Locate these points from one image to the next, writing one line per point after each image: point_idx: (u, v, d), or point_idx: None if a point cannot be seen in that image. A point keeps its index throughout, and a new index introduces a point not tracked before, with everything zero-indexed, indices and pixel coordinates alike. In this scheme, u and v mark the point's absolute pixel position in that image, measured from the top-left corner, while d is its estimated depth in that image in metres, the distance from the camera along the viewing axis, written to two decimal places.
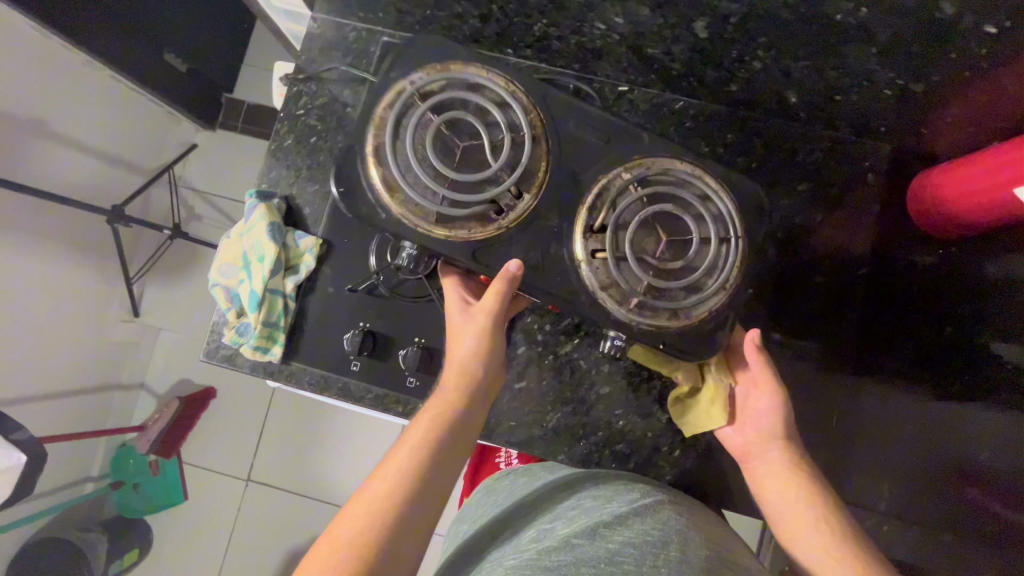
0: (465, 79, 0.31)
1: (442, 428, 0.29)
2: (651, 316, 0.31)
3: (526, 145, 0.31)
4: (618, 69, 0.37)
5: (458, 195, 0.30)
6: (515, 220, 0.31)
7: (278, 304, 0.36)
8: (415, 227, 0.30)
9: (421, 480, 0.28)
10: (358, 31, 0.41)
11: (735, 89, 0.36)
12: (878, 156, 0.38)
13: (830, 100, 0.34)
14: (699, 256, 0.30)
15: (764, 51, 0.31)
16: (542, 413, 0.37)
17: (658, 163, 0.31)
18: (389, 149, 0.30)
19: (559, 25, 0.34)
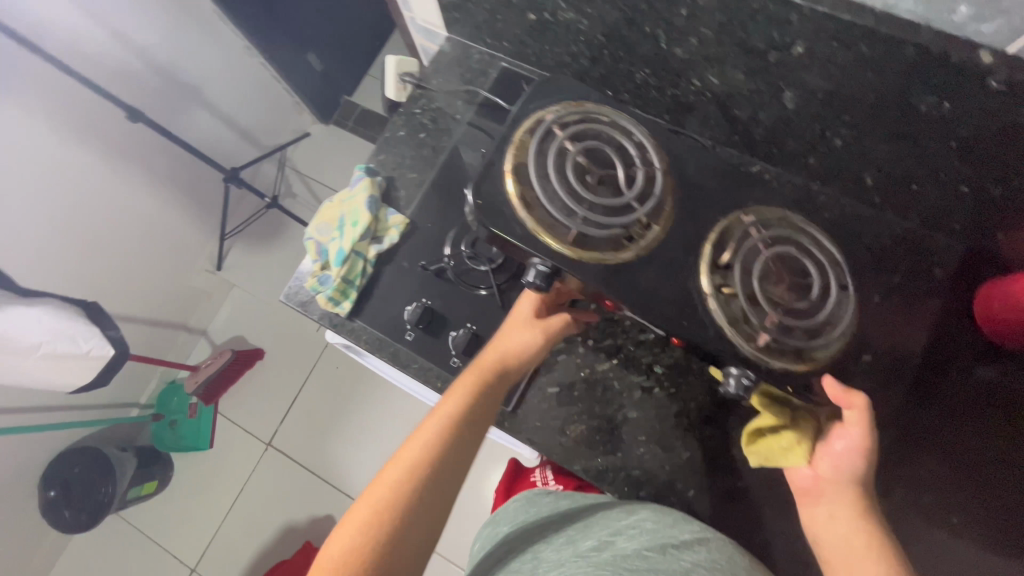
0: (602, 121, 0.34)
1: (472, 403, 0.31)
2: (778, 355, 0.30)
3: (653, 178, 0.33)
4: (705, 125, 0.40)
5: (596, 216, 0.32)
6: (644, 247, 0.32)
7: (358, 265, 0.41)
8: (549, 244, 0.31)
9: (451, 448, 0.30)
10: (482, 54, 0.47)
11: (813, 162, 0.38)
12: (948, 254, 0.37)
13: (905, 188, 0.36)
14: (821, 302, 0.32)
15: (845, 129, 0.34)
16: (567, 421, 0.39)
17: (775, 214, 0.34)
18: (533, 171, 0.32)
19: (659, 76, 0.38)
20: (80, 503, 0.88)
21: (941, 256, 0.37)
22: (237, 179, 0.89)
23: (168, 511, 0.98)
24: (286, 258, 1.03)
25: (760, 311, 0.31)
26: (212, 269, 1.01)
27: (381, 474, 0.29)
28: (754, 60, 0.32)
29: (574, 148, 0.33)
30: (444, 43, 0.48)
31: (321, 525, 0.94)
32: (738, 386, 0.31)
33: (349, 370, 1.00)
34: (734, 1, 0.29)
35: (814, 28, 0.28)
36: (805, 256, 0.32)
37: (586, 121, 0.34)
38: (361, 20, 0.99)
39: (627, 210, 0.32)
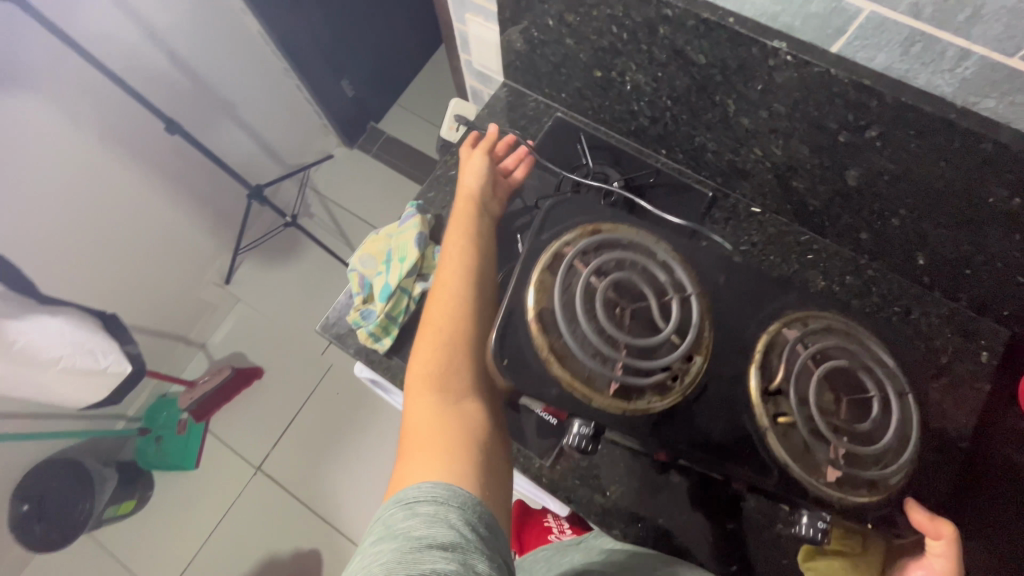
0: (620, 240, 0.32)
1: (471, 263, 0.36)
2: (851, 490, 0.29)
3: (687, 302, 0.31)
4: (758, 191, 0.41)
5: (637, 360, 0.29)
6: (690, 384, 0.30)
7: (402, 301, 0.40)
8: (593, 398, 0.30)
9: (469, 266, 0.36)
10: (537, 102, 0.48)
11: (865, 237, 0.38)
12: (994, 337, 0.39)
13: (958, 271, 0.36)
14: (880, 424, 0.30)
15: (906, 211, 0.34)
16: (607, 482, 0.38)
17: (824, 321, 0.31)
18: (562, 320, 0.30)
19: (719, 142, 0.39)
20: (54, 519, 0.83)
21: (988, 338, 0.39)
22: (261, 196, 0.89)
23: (144, 533, 0.92)
24: (298, 277, 1.02)
25: (824, 444, 0.29)
26: (220, 283, 0.99)
27: (419, 347, 0.32)
28: (822, 137, 0.33)
29: (598, 278, 0.31)
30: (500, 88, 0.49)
31: (305, 560, 0.89)
32: (814, 529, 0.29)
33: (350, 398, 0.97)
34: (816, 81, 0.29)
35: (892, 114, 0.29)
36: (857, 374, 0.30)
37: (605, 241, 0.32)
38: (397, 52, 1.02)
39: (665, 344, 0.30)
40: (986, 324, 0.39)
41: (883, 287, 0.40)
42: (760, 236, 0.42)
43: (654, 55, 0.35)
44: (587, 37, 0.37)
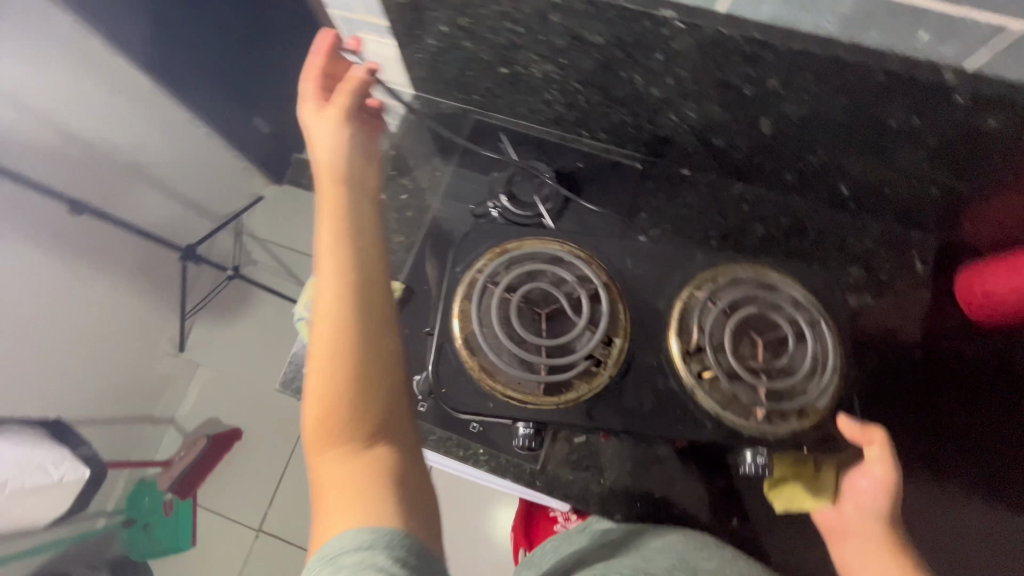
0: (528, 252, 0.34)
1: (355, 255, 0.28)
2: (782, 422, 0.31)
3: (597, 295, 0.33)
4: (684, 154, 0.41)
5: (559, 356, 0.32)
6: (615, 365, 0.33)
7: None
8: (529, 398, 0.32)
9: (351, 260, 0.28)
10: (452, 108, 0.47)
11: (791, 178, 0.40)
12: (924, 246, 0.40)
13: (877, 192, 0.38)
14: (795, 351, 0.32)
15: (820, 147, 0.35)
16: (600, 470, 0.39)
17: (727, 276, 0.34)
18: (483, 341, 0.32)
19: (636, 115, 0.39)
20: None
21: (918, 249, 0.40)
22: (195, 256, 0.84)
23: None
24: (256, 328, 0.98)
25: (747, 387, 0.31)
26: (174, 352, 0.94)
27: (308, 385, 0.26)
28: (729, 94, 0.33)
29: (512, 294, 0.33)
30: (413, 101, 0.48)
31: None
32: (758, 466, 0.31)
33: None
34: (712, 41, 0.30)
35: (787, 62, 0.29)
36: (766, 311, 0.32)
37: (511, 256, 0.34)
38: None
39: (584, 335, 0.32)
40: (916, 237, 0.41)
41: (816, 222, 0.42)
42: (695, 197, 0.43)
43: (553, 44, 0.34)
44: (486, 38, 0.36)
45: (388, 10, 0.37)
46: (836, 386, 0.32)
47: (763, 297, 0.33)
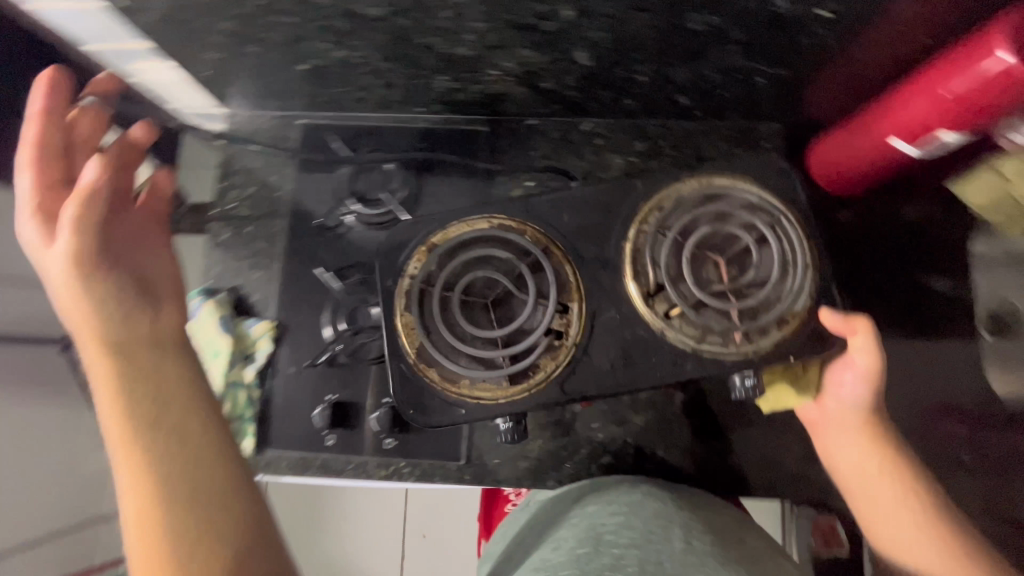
0: (458, 238, 0.33)
1: (148, 397, 0.26)
2: (762, 336, 0.31)
3: (538, 266, 0.33)
4: (522, 106, 0.40)
5: (519, 341, 0.31)
6: (579, 330, 0.32)
7: (242, 395, 0.38)
8: (501, 391, 0.31)
9: (145, 406, 0.26)
10: (273, 117, 0.43)
11: (631, 102, 0.39)
12: (771, 136, 0.42)
13: (715, 96, 0.38)
14: (758, 260, 0.31)
15: (644, 66, 0.34)
16: (523, 444, 0.38)
17: (674, 199, 0.32)
18: (434, 349, 0.31)
19: (458, 79, 0.36)
20: None
21: (767, 139, 0.42)
22: None
23: None
24: None
25: (717, 312, 0.31)
26: None
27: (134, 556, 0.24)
28: (533, 36, 0.31)
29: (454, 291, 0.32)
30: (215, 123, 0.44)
31: None
32: (748, 388, 0.31)
33: None
34: None
35: None
36: (721, 227, 0.31)
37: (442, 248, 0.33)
38: None
39: (538, 310, 0.32)
40: (763, 128, 0.42)
41: (669, 138, 0.42)
42: (547, 145, 0.42)
43: (334, 27, 0.31)
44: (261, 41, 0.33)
45: (140, 31, 0.32)
46: (810, 282, 0.31)
47: (713, 213, 0.31)
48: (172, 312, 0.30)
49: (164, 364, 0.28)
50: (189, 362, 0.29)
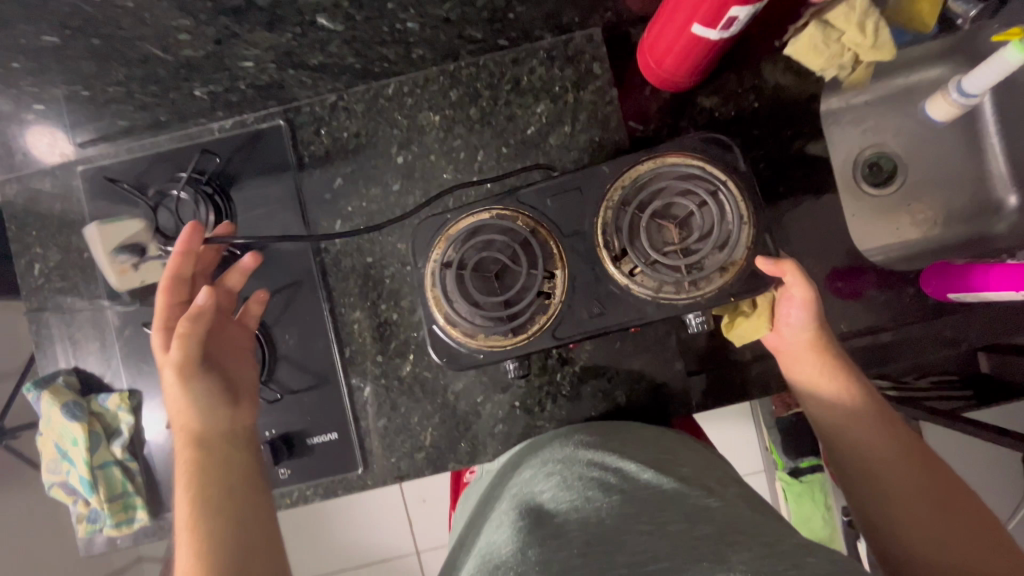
0: (497, 226, 0.69)
1: (211, 531, 0.62)
2: (710, 280, 0.65)
3: (529, 242, 0.69)
4: (431, 55, 0.85)
5: (533, 280, 0.68)
6: (560, 281, 0.70)
7: (123, 468, 0.85)
8: (531, 305, 0.68)
9: (227, 525, 0.62)
10: (306, 111, 0.91)
11: (492, 45, 0.86)
12: (593, 51, 0.87)
13: (526, 35, 0.85)
14: (697, 214, 0.65)
15: (487, 20, 0.78)
16: (526, 326, 0.69)
17: (638, 162, 0.67)
18: (504, 284, 0.69)
19: (385, 50, 0.80)
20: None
21: (589, 49, 0.87)
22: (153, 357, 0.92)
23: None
24: None
25: (664, 256, 0.66)
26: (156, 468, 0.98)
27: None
28: None
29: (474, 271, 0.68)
30: (254, 205, 0.91)
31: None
32: (699, 320, 0.62)
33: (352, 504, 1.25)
34: None
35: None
36: (672, 202, 0.66)
37: (490, 237, 0.69)
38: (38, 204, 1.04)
39: (532, 271, 0.68)
40: (581, 36, 0.88)
41: (513, 53, 0.88)
42: (444, 77, 0.89)
43: (350, 25, 0.70)
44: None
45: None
46: (744, 235, 0.65)
47: (671, 191, 0.66)
48: (242, 456, 0.71)
49: (235, 502, 0.65)
50: (259, 513, 0.66)
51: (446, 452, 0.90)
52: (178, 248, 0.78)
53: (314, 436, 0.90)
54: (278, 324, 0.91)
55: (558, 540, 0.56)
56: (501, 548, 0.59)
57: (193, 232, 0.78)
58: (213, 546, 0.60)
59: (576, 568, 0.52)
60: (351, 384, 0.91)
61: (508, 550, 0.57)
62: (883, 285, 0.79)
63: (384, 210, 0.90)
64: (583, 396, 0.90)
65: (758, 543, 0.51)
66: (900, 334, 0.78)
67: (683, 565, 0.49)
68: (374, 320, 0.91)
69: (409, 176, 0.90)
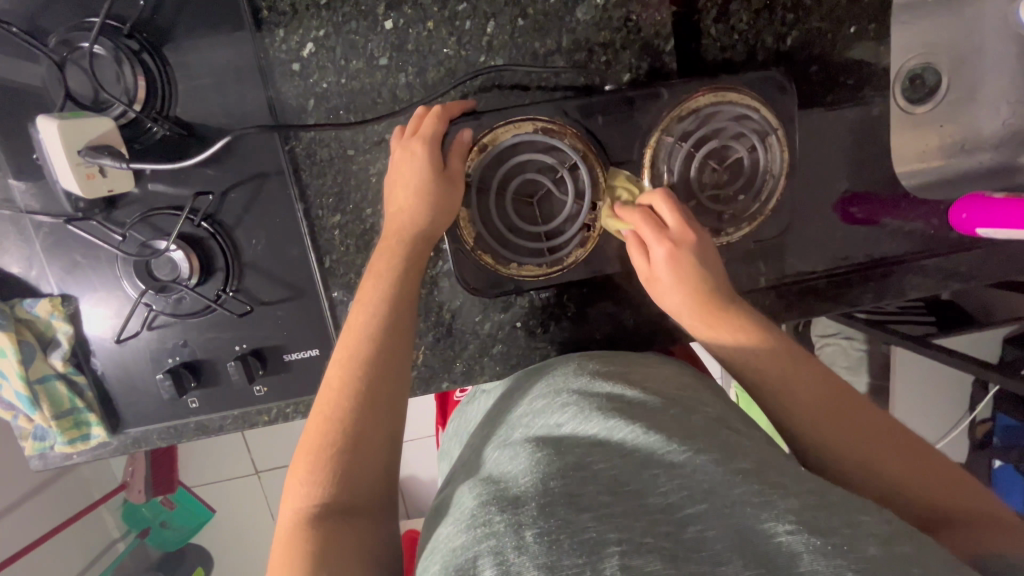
0: (546, 145, 0.72)
1: (365, 357, 0.63)
2: (740, 223, 0.78)
3: (574, 166, 0.73)
4: None
5: (574, 213, 0.74)
6: (604, 213, 0.74)
7: (51, 379, 0.75)
8: (570, 240, 0.75)
9: (377, 361, 0.63)
10: None
11: None
12: None
13: None
14: (745, 160, 0.75)
15: None
16: (567, 253, 0.76)
17: (698, 102, 0.72)
18: (559, 211, 0.74)
19: None
20: None
21: None
22: (84, 259, 0.75)
23: None
24: None
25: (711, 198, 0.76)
26: (99, 397, 0.79)
27: (335, 366, 0.63)
28: None
29: (514, 193, 0.74)
30: (197, 69, 0.71)
31: None
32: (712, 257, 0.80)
33: None
34: None
35: None
36: (723, 146, 0.74)
37: (537, 158, 0.72)
38: None
39: (577, 202, 0.74)
40: None
41: None
42: None
43: None
44: None
45: None
46: (780, 180, 0.76)
47: (721, 136, 0.73)
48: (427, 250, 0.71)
49: (398, 340, 0.65)
50: (401, 386, 0.64)
51: (439, 373, 0.83)
52: (69, 150, 0.65)
53: (291, 351, 0.79)
54: (240, 226, 0.75)
55: (584, 474, 0.50)
56: (517, 479, 0.51)
57: (102, 126, 0.66)
58: (370, 420, 0.60)
59: (609, 504, 0.47)
60: (333, 298, 0.78)
61: (526, 480, 0.50)
62: (900, 211, 0.86)
63: (369, 89, 0.73)
64: (591, 319, 0.82)
65: (805, 489, 0.47)
66: (913, 264, 0.87)
67: (725, 506, 0.46)
68: (358, 226, 0.77)
69: (399, 49, 0.72)
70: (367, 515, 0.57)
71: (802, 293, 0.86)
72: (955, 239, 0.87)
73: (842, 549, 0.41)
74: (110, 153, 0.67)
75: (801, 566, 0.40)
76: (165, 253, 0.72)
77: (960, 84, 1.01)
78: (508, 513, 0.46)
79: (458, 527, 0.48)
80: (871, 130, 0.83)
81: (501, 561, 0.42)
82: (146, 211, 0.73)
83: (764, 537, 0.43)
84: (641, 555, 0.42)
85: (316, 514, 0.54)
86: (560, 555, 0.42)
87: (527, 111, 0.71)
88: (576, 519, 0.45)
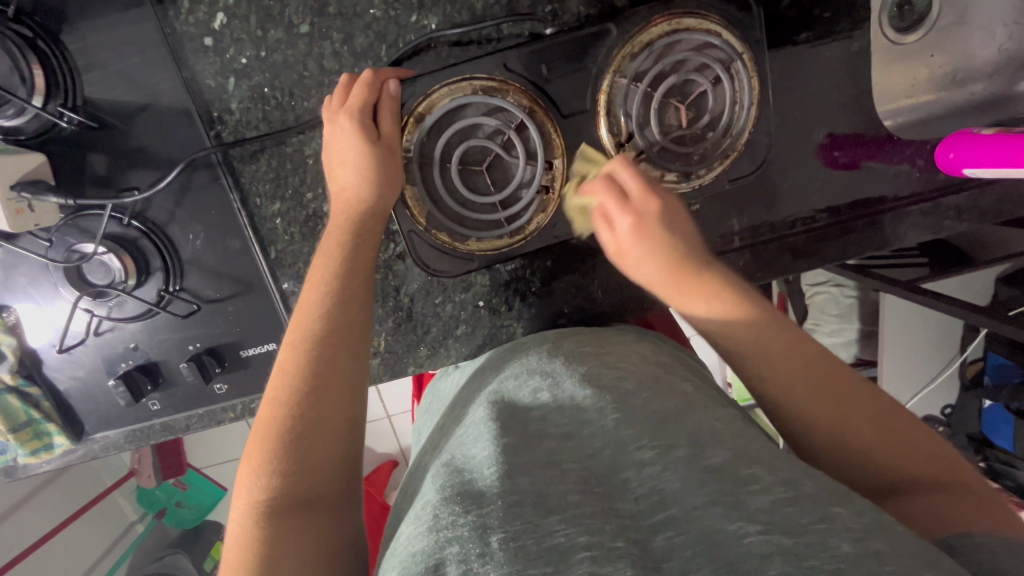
0: (489, 106, 0.66)
1: (312, 350, 0.59)
2: (712, 164, 0.72)
3: (523, 125, 0.67)
4: None
5: (529, 177, 0.69)
6: (560, 173, 0.70)
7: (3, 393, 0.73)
8: (530, 208, 0.71)
9: (329, 351, 0.60)
10: None
11: None
12: None
13: None
14: (711, 92, 0.68)
15: None
16: (528, 222, 0.71)
17: (649, 34, 0.66)
18: (513, 177, 0.69)
19: None
20: None
21: None
22: (14, 267, 0.71)
23: None
24: None
25: (677, 138, 0.70)
26: (58, 405, 0.77)
27: (286, 355, 0.60)
28: None
29: (460, 163, 0.68)
30: (101, 54, 0.64)
31: None
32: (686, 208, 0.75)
33: None
34: None
35: None
36: (683, 77, 0.67)
37: (480, 122, 0.66)
38: None
39: (530, 165, 0.69)
40: None
41: None
42: None
43: None
44: None
45: None
46: (752, 111, 0.69)
47: (681, 68, 0.67)
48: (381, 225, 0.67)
49: (354, 328, 0.62)
50: (358, 376, 0.61)
51: (403, 358, 0.80)
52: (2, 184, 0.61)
53: (248, 347, 0.76)
54: (175, 221, 0.71)
55: (552, 470, 0.49)
56: (483, 468, 0.49)
57: (31, 161, 0.64)
58: (327, 414, 0.57)
59: (572, 502, 0.45)
60: (284, 290, 0.75)
61: (490, 471, 0.48)
62: (883, 156, 0.81)
63: (293, 62, 0.66)
64: (557, 293, 0.78)
65: (778, 482, 0.45)
66: (899, 210, 0.82)
67: (692, 509, 0.44)
68: (301, 213, 0.72)
69: (320, 13, 0.65)
70: (329, 504, 0.55)
71: (781, 250, 0.81)
72: (945, 180, 0.82)
73: (815, 550, 0.39)
74: (43, 186, 0.64)
75: (769, 570, 0.37)
76: (94, 256, 0.68)
77: (953, 5, 0.91)
78: (472, 514, 0.44)
79: (419, 530, 0.45)
80: (850, 68, 0.76)
81: (465, 569, 0.39)
82: (71, 214, 0.68)
83: (734, 540, 0.40)
84: (612, 561, 0.39)
85: (269, 506, 0.52)
86: (526, 563, 0.39)
87: (466, 71, 0.66)
88: (542, 522, 0.43)
